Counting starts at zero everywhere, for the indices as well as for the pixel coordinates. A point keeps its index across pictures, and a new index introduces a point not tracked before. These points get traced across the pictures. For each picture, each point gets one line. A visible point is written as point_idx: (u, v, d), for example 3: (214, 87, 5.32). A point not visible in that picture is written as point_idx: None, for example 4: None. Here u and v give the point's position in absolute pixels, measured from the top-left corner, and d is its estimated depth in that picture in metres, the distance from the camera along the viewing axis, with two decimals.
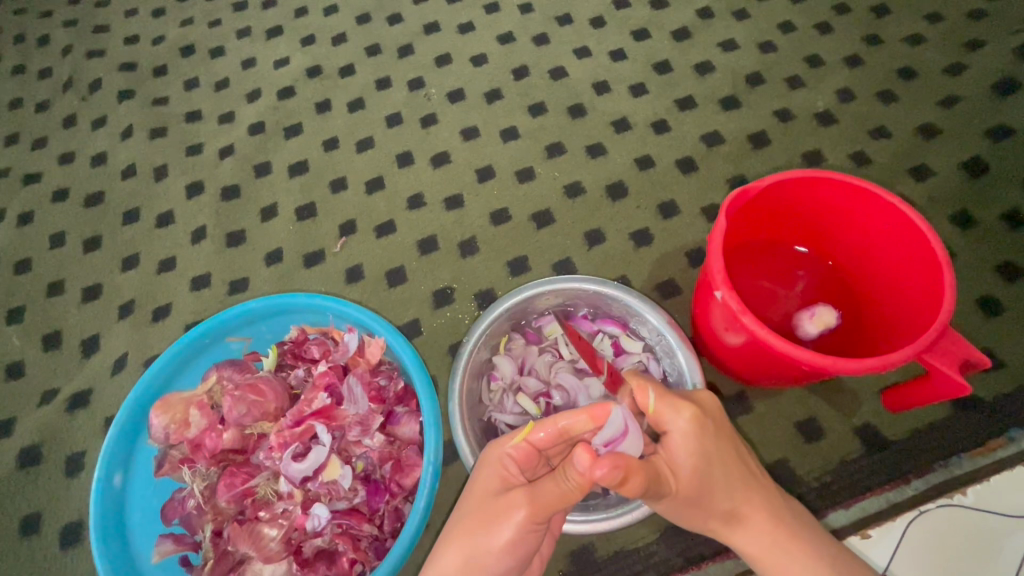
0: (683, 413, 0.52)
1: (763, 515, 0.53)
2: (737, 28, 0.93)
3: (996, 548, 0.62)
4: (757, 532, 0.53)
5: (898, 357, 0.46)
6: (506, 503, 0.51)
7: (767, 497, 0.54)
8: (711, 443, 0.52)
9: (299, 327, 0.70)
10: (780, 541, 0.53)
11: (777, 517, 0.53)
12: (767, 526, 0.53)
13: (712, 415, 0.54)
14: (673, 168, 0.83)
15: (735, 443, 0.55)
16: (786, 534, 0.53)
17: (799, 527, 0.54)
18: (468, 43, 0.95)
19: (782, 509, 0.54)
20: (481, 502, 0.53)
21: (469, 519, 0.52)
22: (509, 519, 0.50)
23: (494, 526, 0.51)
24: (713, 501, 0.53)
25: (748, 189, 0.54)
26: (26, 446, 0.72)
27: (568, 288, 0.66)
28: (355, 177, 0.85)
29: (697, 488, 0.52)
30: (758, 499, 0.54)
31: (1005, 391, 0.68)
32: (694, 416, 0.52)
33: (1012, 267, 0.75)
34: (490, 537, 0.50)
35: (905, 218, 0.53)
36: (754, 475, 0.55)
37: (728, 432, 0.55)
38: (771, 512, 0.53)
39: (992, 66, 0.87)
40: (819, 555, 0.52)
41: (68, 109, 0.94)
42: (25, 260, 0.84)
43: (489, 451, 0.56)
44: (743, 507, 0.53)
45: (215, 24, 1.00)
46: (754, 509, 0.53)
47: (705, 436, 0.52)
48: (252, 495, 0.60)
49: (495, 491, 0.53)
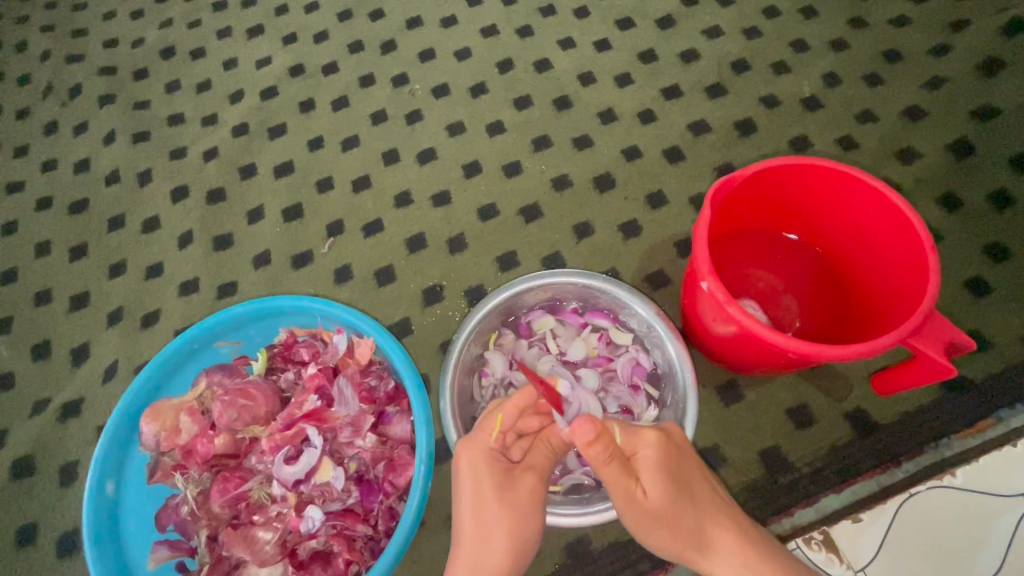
0: (649, 435, 0.56)
1: (731, 538, 0.54)
2: (722, 15, 0.92)
3: (986, 528, 0.63)
4: (725, 556, 0.54)
5: (885, 342, 0.46)
6: (524, 490, 0.56)
7: (733, 518, 0.56)
8: (675, 463, 0.56)
9: (288, 330, 0.70)
10: (753, 563, 0.53)
11: (743, 540, 0.54)
12: (734, 550, 0.54)
13: (676, 438, 0.57)
14: (660, 158, 0.83)
15: (699, 464, 0.58)
16: (755, 558, 0.53)
17: (769, 546, 0.55)
18: (451, 36, 0.94)
19: (748, 533, 0.55)
20: (488, 494, 0.55)
21: (491, 521, 0.55)
22: (528, 498, 0.56)
23: (513, 511, 0.55)
24: (680, 525, 0.55)
25: (733, 177, 0.53)
26: (18, 457, 0.72)
27: (556, 283, 0.66)
28: (341, 176, 0.85)
29: (664, 510, 0.55)
30: (724, 520, 0.55)
31: (994, 371, 0.69)
32: (658, 437, 0.56)
33: (1000, 247, 0.75)
34: (519, 524, 0.54)
35: (890, 202, 0.52)
36: (719, 496, 0.57)
37: (692, 453, 0.58)
38: (737, 535, 0.55)
39: (977, 45, 0.87)
40: (790, 563, 0.54)
41: (49, 115, 0.94)
42: (11, 270, 0.83)
43: (462, 446, 0.58)
44: (709, 526, 0.55)
45: (194, 24, 0.99)
46: (718, 531, 0.55)
47: (669, 456, 0.56)
48: (246, 499, 0.61)
49: (497, 483, 0.56)
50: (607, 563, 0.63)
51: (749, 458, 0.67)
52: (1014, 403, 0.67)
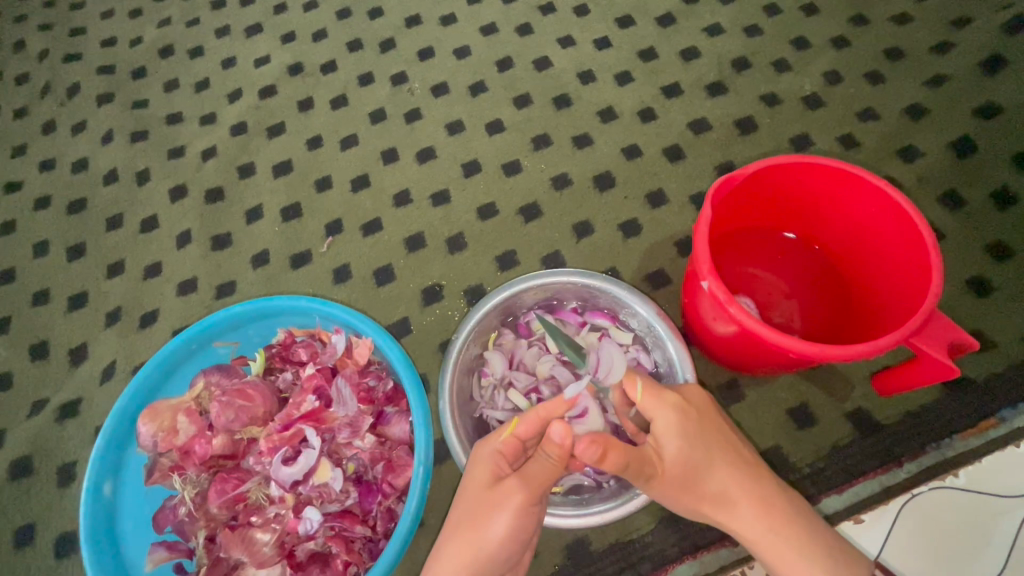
0: (668, 402, 0.56)
1: (754, 500, 0.55)
2: (723, 13, 0.92)
3: (989, 529, 0.62)
4: (749, 521, 0.55)
5: (887, 342, 0.46)
6: (501, 493, 0.53)
7: (755, 479, 0.56)
8: (695, 429, 0.56)
9: (286, 330, 0.69)
10: (774, 525, 0.54)
11: (766, 504, 0.55)
12: (757, 513, 0.54)
13: (697, 403, 0.57)
14: (660, 157, 0.82)
15: (722, 428, 0.57)
16: (777, 520, 0.54)
17: (791, 508, 0.55)
18: (450, 35, 0.93)
19: (772, 497, 0.55)
20: (478, 497, 0.54)
21: (469, 515, 0.54)
22: (510, 507, 0.52)
23: (493, 516, 0.53)
24: (701, 487, 0.55)
25: (733, 176, 0.53)
26: (16, 457, 0.72)
27: (556, 282, 0.66)
28: (339, 176, 0.85)
29: (684, 473, 0.55)
30: (746, 482, 0.55)
31: (996, 371, 0.68)
32: (676, 403, 0.56)
33: (1002, 246, 0.74)
34: (491, 528, 0.52)
35: (893, 201, 0.52)
36: (741, 457, 0.57)
37: (714, 416, 0.57)
38: (760, 499, 0.55)
39: (980, 43, 0.87)
40: (811, 530, 0.54)
41: (47, 115, 0.93)
42: (9, 270, 0.83)
43: (477, 448, 0.57)
44: (731, 488, 0.55)
45: (193, 23, 0.99)
46: (741, 495, 0.55)
47: (689, 421, 0.56)
48: (244, 500, 0.60)
49: (490, 484, 0.54)
50: (606, 564, 0.63)
51: None
52: (1017, 402, 0.66)
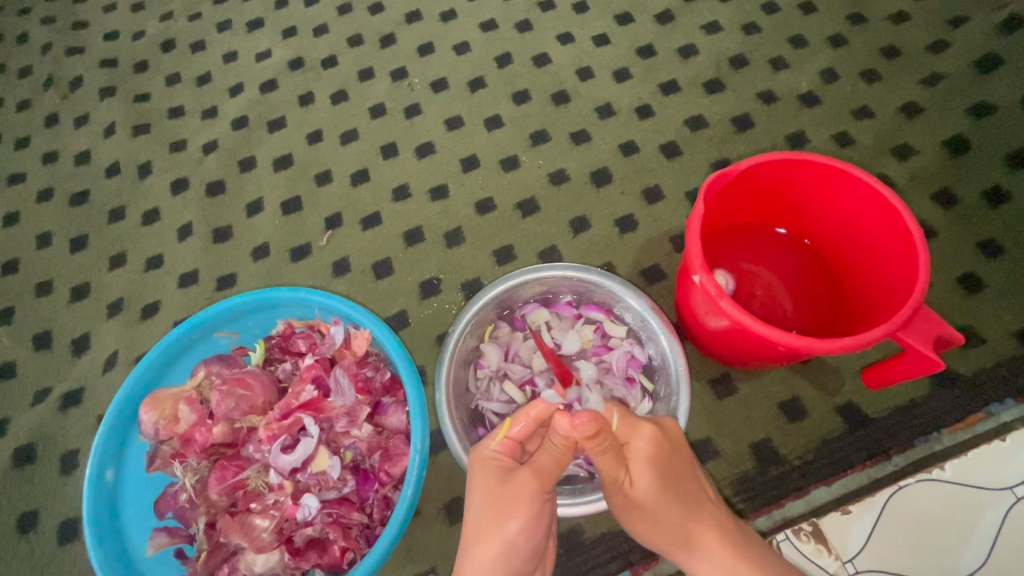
0: (643, 431, 0.55)
1: (713, 537, 0.54)
2: (722, 11, 0.93)
3: (974, 520, 0.64)
4: (706, 555, 0.54)
5: (872, 336, 0.47)
6: (514, 488, 0.54)
7: (716, 518, 0.55)
8: (667, 461, 0.55)
9: (286, 322, 0.70)
10: (732, 563, 0.53)
11: (727, 539, 0.54)
12: (716, 547, 0.54)
13: (669, 434, 0.57)
14: (657, 153, 0.83)
15: (689, 463, 0.58)
16: (733, 558, 0.53)
17: (751, 547, 0.54)
18: (450, 31, 0.94)
19: (734, 534, 0.55)
20: (490, 496, 0.55)
21: (484, 514, 0.55)
22: (524, 500, 0.54)
23: (510, 512, 0.54)
24: (665, 520, 0.55)
25: (726, 172, 0.54)
26: (21, 445, 0.73)
27: (551, 276, 0.67)
28: (339, 170, 0.86)
29: (650, 502, 0.54)
30: (707, 519, 0.55)
31: (985, 367, 0.69)
32: (654, 433, 0.55)
33: (994, 243, 0.75)
34: (509, 523, 0.53)
35: (881, 197, 0.53)
36: (704, 496, 0.57)
37: (683, 451, 0.57)
38: (721, 533, 0.54)
39: (975, 42, 0.87)
40: (777, 565, 0.54)
41: (50, 108, 0.94)
42: (12, 261, 0.84)
43: (472, 456, 0.58)
44: (693, 524, 0.54)
45: (194, 17, 1.00)
46: (703, 529, 0.54)
47: (662, 451, 0.55)
48: (243, 487, 0.61)
49: (499, 481, 0.55)
50: (598, 553, 0.64)
51: (741, 451, 0.68)
52: (1005, 398, 0.67)
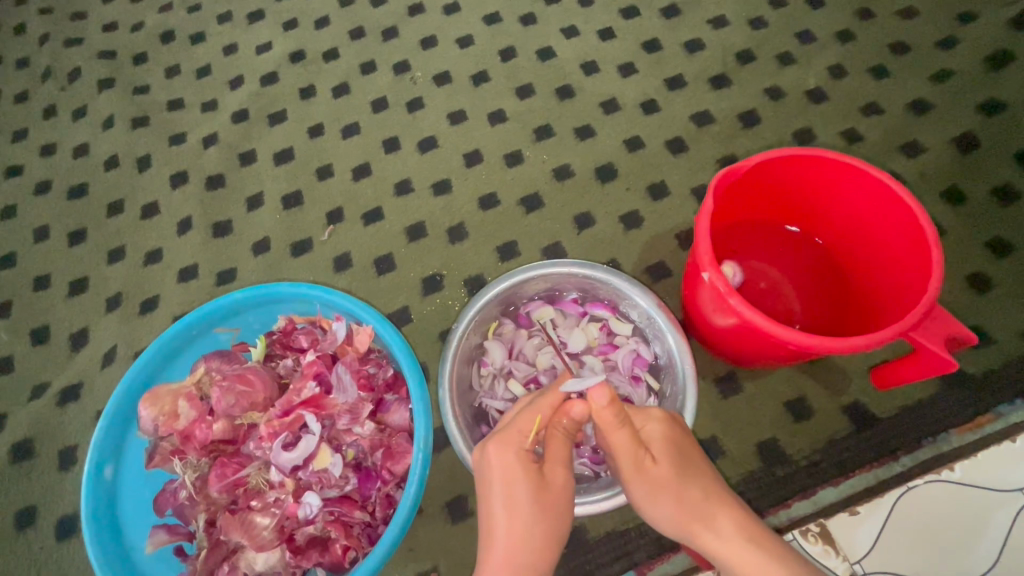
0: (654, 413, 0.57)
1: (734, 515, 0.52)
2: (728, 5, 0.92)
3: (984, 523, 0.62)
4: (729, 531, 0.51)
5: (884, 336, 0.46)
6: (538, 474, 0.54)
7: (735, 499, 0.53)
8: (681, 441, 0.55)
9: (287, 317, 0.70)
10: (757, 537, 0.50)
11: (749, 517, 0.52)
12: (738, 523, 0.51)
13: (680, 423, 0.57)
14: (662, 149, 0.82)
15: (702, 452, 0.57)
16: (758, 534, 0.50)
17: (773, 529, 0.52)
18: (453, 24, 0.93)
19: (754, 516, 0.53)
20: (513, 480, 0.53)
21: (508, 500, 0.53)
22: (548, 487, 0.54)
23: (536, 499, 0.53)
24: (687, 497, 0.52)
25: (736, 167, 0.53)
26: (18, 440, 0.72)
27: (556, 273, 0.66)
28: (340, 164, 0.84)
29: (671, 477, 0.53)
30: (725, 497, 0.53)
31: (993, 367, 0.68)
32: (665, 415, 0.57)
33: (1003, 242, 0.74)
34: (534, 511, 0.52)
35: (894, 194, 0.52)
36: (720, 482, 0.55)
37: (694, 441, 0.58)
38: (743, 511, 0.52)
39: (985, 38, 0.86)
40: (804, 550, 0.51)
41: (48, 99, 0.93)
42: (9, 254, 0.83)
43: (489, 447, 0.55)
44: (713, 500, 0.52)
45: (194, 8, 0.98)
46: (723, 505, 0.52)
47: (677, 432, 0.55)
48: (243, 485, 0.61)
49: (523, 468, 0.53)
50: (602, 552, 0.64)
51: (747, 450, 0.67)
52: (1014, 398, 0.67)
